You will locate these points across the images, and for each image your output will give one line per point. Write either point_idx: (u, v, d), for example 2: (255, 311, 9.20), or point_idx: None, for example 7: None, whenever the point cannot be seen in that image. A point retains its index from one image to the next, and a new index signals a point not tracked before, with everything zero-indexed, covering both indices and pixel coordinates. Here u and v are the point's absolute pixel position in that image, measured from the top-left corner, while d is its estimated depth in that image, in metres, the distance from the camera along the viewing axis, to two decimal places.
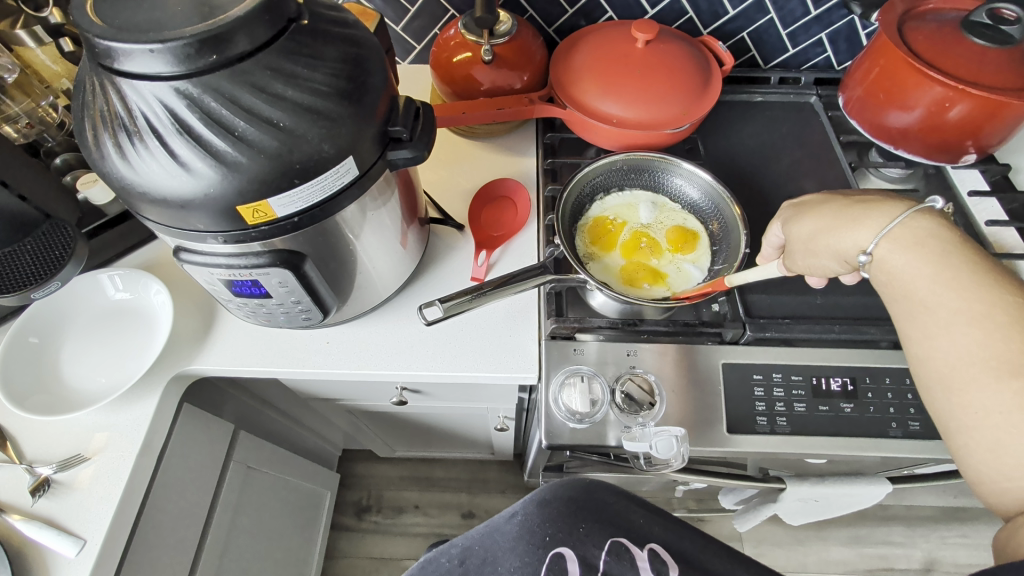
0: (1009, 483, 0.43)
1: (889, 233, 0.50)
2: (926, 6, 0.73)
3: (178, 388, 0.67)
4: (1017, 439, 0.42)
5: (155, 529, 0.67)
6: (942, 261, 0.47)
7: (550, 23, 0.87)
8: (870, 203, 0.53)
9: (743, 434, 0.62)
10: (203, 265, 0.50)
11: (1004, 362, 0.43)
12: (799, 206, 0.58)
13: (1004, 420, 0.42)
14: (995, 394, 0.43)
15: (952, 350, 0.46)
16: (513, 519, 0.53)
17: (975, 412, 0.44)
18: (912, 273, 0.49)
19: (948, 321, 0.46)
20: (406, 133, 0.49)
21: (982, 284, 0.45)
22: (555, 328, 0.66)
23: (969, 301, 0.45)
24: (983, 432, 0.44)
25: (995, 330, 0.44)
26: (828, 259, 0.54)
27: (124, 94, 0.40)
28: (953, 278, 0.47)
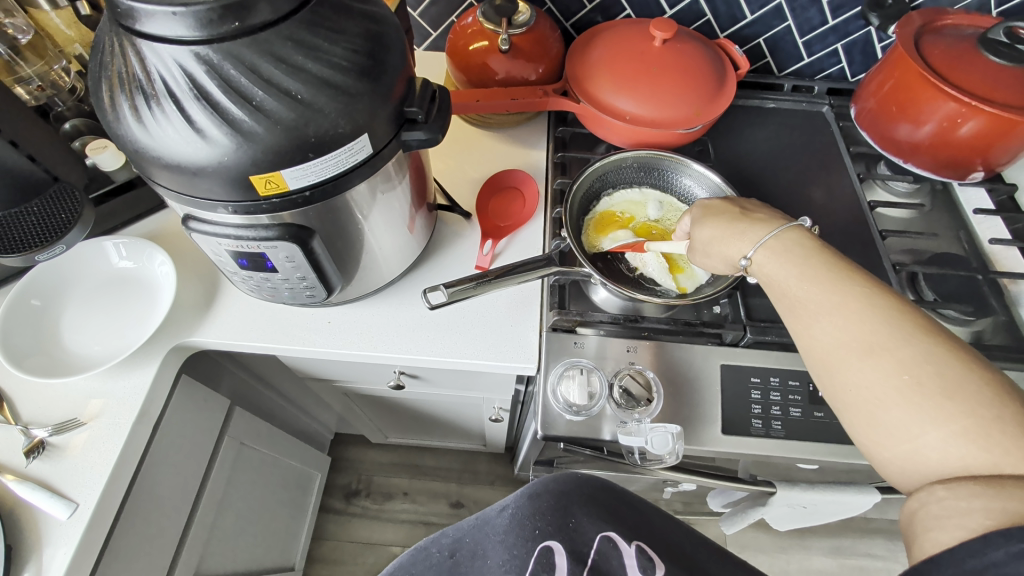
0: (889, 454, 0.42)
1: (767, 243, 0.53)
2: (944, 21, 0.73)
3: (177, 359, 0.67)
4: (887, 412, 0.41)
5: (145, 498, 0.67)
6: (806, 260, 0.50)
7: (568, 17, 0.87)
8: (756, 216, 0.56)
9: (736, 436, 0.62)
10: (211, 235, 0.50)
11: (863, 341, 0.44)
12: (696, 210, 0.61)
13: (874, 396, 0.42)
14: (861, 373, 0.43)
15: (822, 337, 0.46)
16: (505, 512, 0.54)
17: (852, 393, 0.44)
18: (784, 273, 0.51)
19: (816, 310, 0.47)
20: (422, 114, 0.49)
21: (838, 277, 0.47)
22: (558, 320, 0.66)
23: (829, 288, 0.47)
24: (859, 411, 0.43)
25: (855, 312, 0.45)
26: (720, 262, 0.58)
27: (144, 57, 0.40)
28: (815, 274, 0.48)
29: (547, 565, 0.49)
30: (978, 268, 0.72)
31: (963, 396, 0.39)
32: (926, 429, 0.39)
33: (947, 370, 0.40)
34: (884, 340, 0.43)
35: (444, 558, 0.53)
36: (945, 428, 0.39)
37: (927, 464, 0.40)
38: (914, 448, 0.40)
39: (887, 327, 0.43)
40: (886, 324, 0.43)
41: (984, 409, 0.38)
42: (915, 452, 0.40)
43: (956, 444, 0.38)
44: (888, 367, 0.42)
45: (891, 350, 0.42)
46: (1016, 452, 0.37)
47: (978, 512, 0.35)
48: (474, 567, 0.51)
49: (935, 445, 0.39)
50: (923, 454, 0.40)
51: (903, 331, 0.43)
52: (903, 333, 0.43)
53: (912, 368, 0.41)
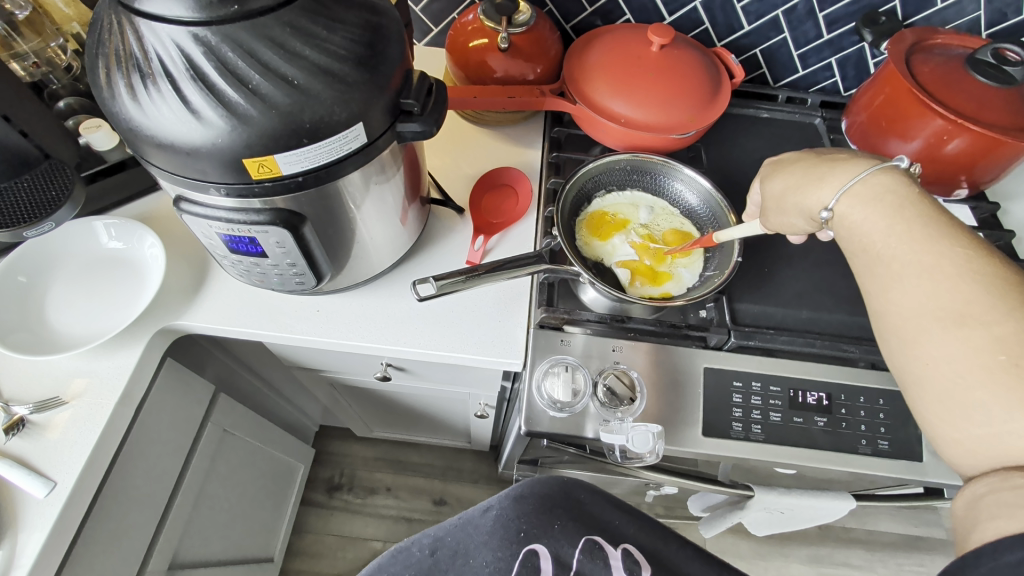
0: (966, 428, 0.45)
1: (852, 190, 0.53)
2: (935, 40, 0.75)
3: (163, 342, 0.67)
4: (964, 386, 0.44)
5: (124, 482, 0.67)
6: (901, 218, 0.50)
7: (568, 19, 0.88)
8: (838, 160, 0.56)
9: (716, 438, 0.63)
10: (202, 217, 0.50)
11: (958, 312, 0.45)
12: (777, 164, 0.61)
13: (954, 368, 0.45)
14: (944, 343, 0.45)
15: (908, 302, 0.48)
16: (489, 513, 0.54)
17: (932, 361, 0.46)
18: (873, 229, 0.51)
19: (906, 272, 0.48)
20: (417, 107, 0.50)
21: (933, 239, 0.48)
22: (545, 317, 0.67)
23: (927, 254, 0.48)
24: (939, 381, 0.46)
25: (948, 279, 0.46)
26: (794, 216, 0.57)
27: (141, 35, 0.40)
28: (908, 231, 0.49)
29: (531, 568, 0.49)
30: None
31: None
32: (1010, 407, 0.42)
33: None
34: (979, 312, 0.45)
35: (424, 557, 0.52)
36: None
37: (1006, 447, 0.43)
38: (995, 425, 0.43)
39: (986, 299, 0.45)
40: (985, 296, 0.45)
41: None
42: (1000, 430, 0.43)
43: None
44: (978, 340, 0.44)
45: (986, 323, 0.44)
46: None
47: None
48: (457, 567, 0.50)
49: (1021, 423, 0.42)
50: (997, 429, 0.43)
51: (1002, 304, 0.44)
52: (1000, 306, 0.44)
53: (1006, 344, 0.43)
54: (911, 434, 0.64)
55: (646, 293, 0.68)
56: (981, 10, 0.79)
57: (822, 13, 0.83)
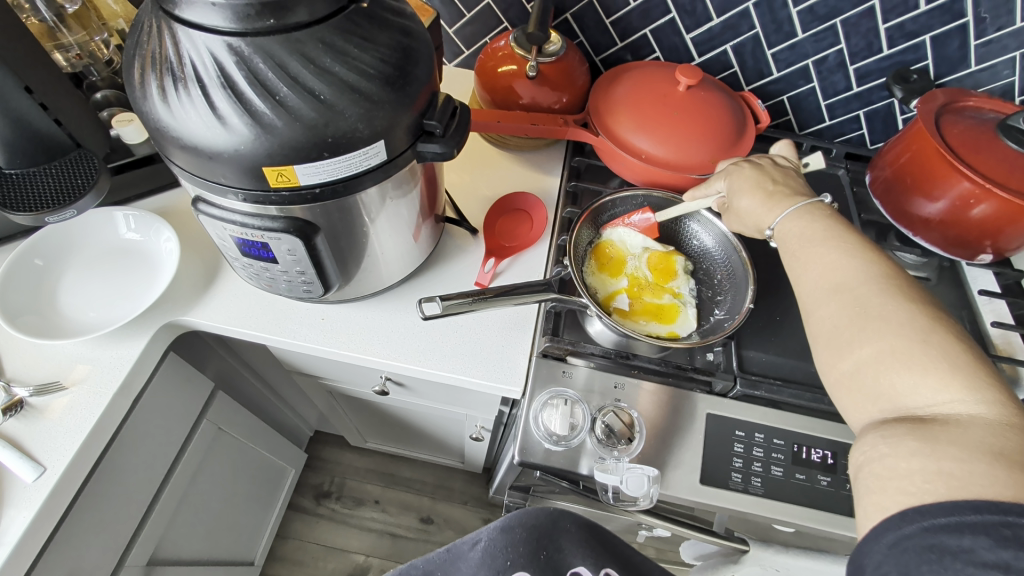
0: (835, 373, 0.46)
1: (789, 214, 0.56)
2: (966, 101, 0.74)
3: (167, 336, 0.67)
4: (836, 334, 0.46)
5: (111, 473, 0.66)
6: (806, 217, 0.54)
7: (599, 52, 0.89)
8: (786, 190, 0.59)
9: (714, 488, 0.61)
10: (217, 218, 0.50)
11: (830, 279, 0.48)
12: (737, 179, 0.62)
13: (829, 321, 0.47)
14: (824, 302, 0.48)
15: (804, 279, 0.51)
16: (477, 546, 0.53)
17: (816, 321, 0.48)
18: (787, 227, 0.55)
19: (801, 253, 0.52)
20: (440, 129, 0.51)
21: (829, 229, 0.52)
22: (549, 347, 0.66)
23: (818, 238, 0.52)
24: (819, 335, 0.48)
25: (831, 255, 0.50)
26: (749, 227, 0.61)
27: (178, 41, 0.41)
28: (808, 223, 0.54)
29: None
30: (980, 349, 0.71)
31: (898, 321, 0.43)
32: (862, 347, 0.44)
33: (892, 301, 0.44)
34: (849, 278, 0.48)
35: None
36: (876, 344, 0.43)
37: (870, 391, 0.43)
38: (852, 364, 0.44)
39: (856, 267, 0.48)
40: (855, 266, 0.48)
41: (913, 333, 0.42)
42: (853, 367, 0.44)
43: (886, 365, 0.42)
44: (846, 298, 0.47)
45: (848, 284, 0.47)
46: (933, 374, 0.40)
47: (918, 475, 0.37)
48: None
49: (870, 357, 0.43)
50: (864, 372, 0.44)
51: (866, 270, 0.47)
52: (866, 272, 0.47)
53: (861, 298, 0.46)
54: None
55: (652, 332, 0.66)
56: (1016, 75, 0.78)
57: (852, 65, 0.82)
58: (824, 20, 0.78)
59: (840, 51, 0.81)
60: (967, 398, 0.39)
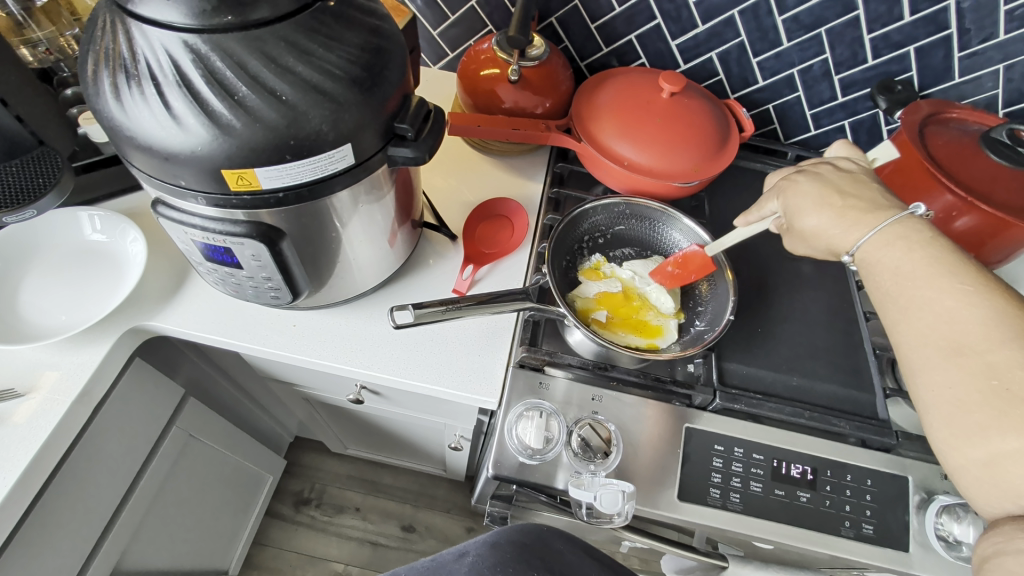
0: (965, 456, 0.42)
1: (870, 241, 0.51)
2: (950, 113, 0.74)
3: (132, 342, 0.65)
4: (966, 415, 0.41)
5: (70, 483, 0.64)
6: (912, 256, 0.47)
7: (583, 56, 0.88)
8: (865, 203, 0.53)
9: (693, 504, 0.60)
10: (178, 222, 0.48)
11: (953, 342, 0.43)
12: (794, 196, 0.58)
13: (952, 396, 0.42)
14: (945, 371, 0.43)
15: (909, 334, 0.46)
16: (464, 559, 0.52)
17: (933, 391, 0.44)
18: (886, 266, 0.49)
19: (907, 303, 0.46)
20: (411, 132, 0.49)
21: (941, 271, 0.45)
22: (526, 357, 0.64)
23: (927, 285, 0.46)
24: (938, 408, 0.43)
25: (948, 309, 0.44)
26: (822, 249, 0.57)
27: (132, 37, 0.39)
28: (913, 263, 0.47)
29: None
30: None
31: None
32: (1005, 437, 0.39)
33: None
34: (977, 342, 0.42)
35: None
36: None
37: (1005, 481, 0.40)
38: (991, 454, 0.40)
39: (983, 327, 0.42)
40: (984, 324, 0.42)
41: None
42: (992, 457, 0.40)
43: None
44: (974, 371, 0.41)
45: (981, 352, 0.42)
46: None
47: None
48: None
49: (1018, 451, 0.39)
50: (1003, 464, 0.40)
51: (1004, 333, 0.41)
52: (1003, 336, 0.41)
53: (1001, 374, 0.40)
54: (898, 519, 0.60)
55: (631, 343, 0.65)
56: (999, 88, 0.77)
57: (838, 75, 0.82)
58: (809, 29, 0.78)
59: (825, 61, 0.81)
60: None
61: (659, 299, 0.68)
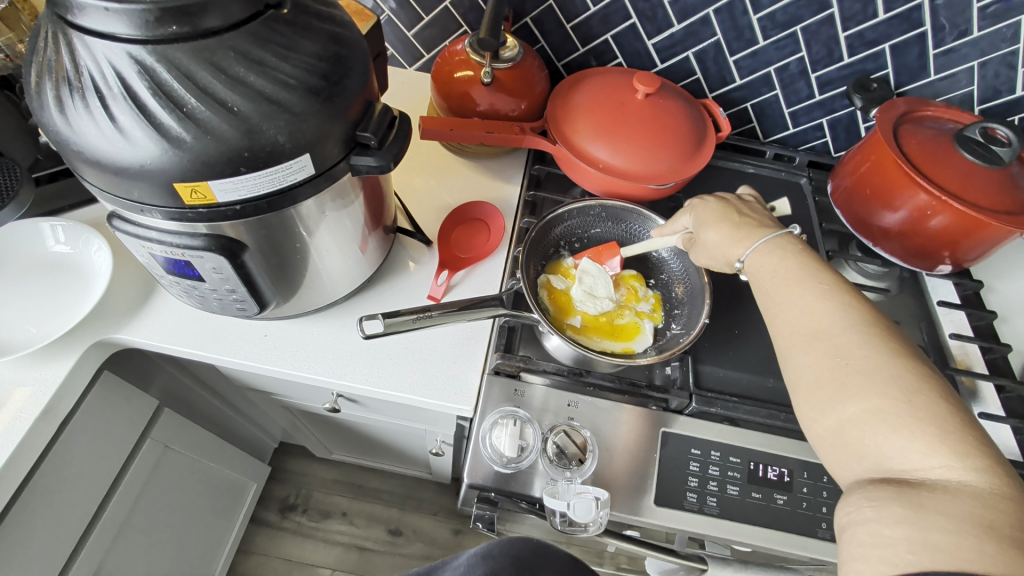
0: (818, 430, 0.44)
1: (758, 247, 0.54)
2: (926, 111, 0.73)
3: (100, 354, 0.63)
4: (819, 389, 0.44)
5: (34, 500, 0.62)
6: (783, 257, 0.52)
7: (560, 57, 0.87)
8: (754, 220, 0.58)
9: (670, 509, 0.59)
10: (135, 236, 0.47)
11: (810, 328, 0.46)
12: (700, 211, 0.61)
13: (808, 374, 0.45)
14: (803, 353, 0.46)
15: (778, 324, 0.49)
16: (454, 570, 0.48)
17: (795, 371, 0.46)
18: (762, 266, 0.53)
19: (777, 297, 0.50)
20: (375, 140, 0.48)
21: (805, 270, 0.50)
22: (501, 364, 0.64)
23: (792, 280, 0.50)
24: (799, 388, 0.46)
25: (809, 300, 0.48)
26: (718, 262, 0.59)
27: (75, 50, 0.38)
28: (784, 263, 0.51)
29: None
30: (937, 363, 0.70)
31: (883, 378, 0.41)
32: (844, 405, 0.42)
33: (877, 357, 0.42)
34: (828, 327, 0.45)
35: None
36: (860, 403, 0.41)
37: (851, 448, 0.41)
38: (837, 424, 0.42)
39: (835, 314, 0.46)
40: (835, 312, 0.46)
41: (897, 392, 0.40)
42: (837, 425, 0.42)
43: (869, 425, 0.41)
44: (824, 351, 0.45)
45: (830, 336, 0.45)
46: (921, 437, 0.39)
47: (902, 545, 0.36)
48: None
49: (856, 417, 0.41)
50: (847, 431, 0.42)
51: (848, 320, 0.45)
52: (848, 322, 0.45)
53: (843, 352, 0.44)
54: None
55: (608, 348, 0.64)
56: (974, 85, 0.77)
57: (814, 73, 0.82)
58: (784, 28, 0.77)
59: (801, 59, 0.80)
60: (955, 463, 0.38)
61: (596, 304, 0.67)
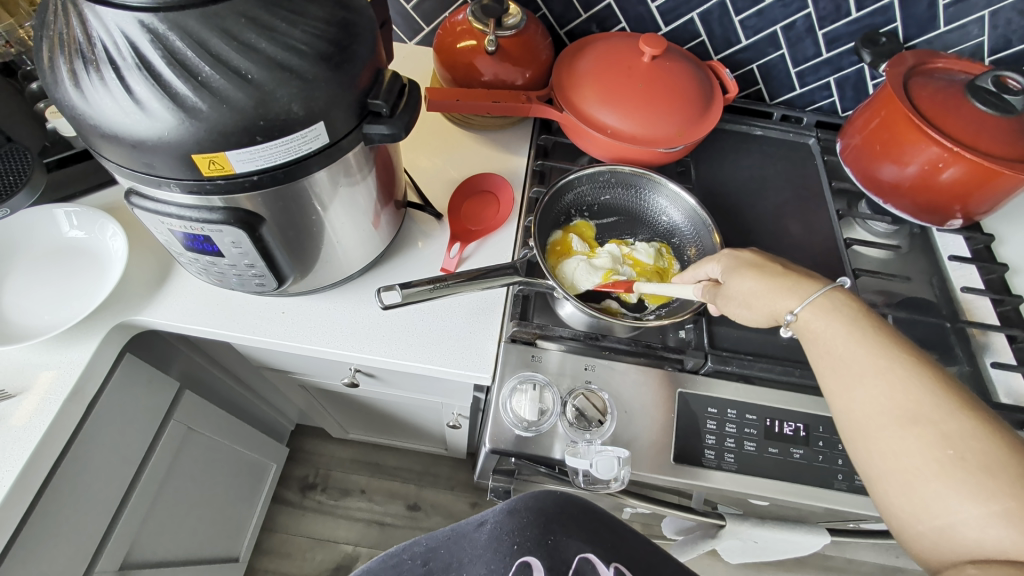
0: (921, 527, 0.41)
1: (815, 301, 0.51)
2: (935, 64, 0.73)
3: (121, 338, 0.64)
4: (924, 484, 0.41)
5: (69, 482, 0.64)
6: (855, 327, 0.49)
7: (563, 24, 0.86)
8: (803, 272, 0.55)
9: (688, 466, 0.60)
10: (154, 212, 0.48)
11: (908, 411, 0.43)
12: (732, 259, 0.58)
13: (910, 466, 0.42)
14: (900, 440, 0.43)
15: (862, 403, 0.45)
16: (484, 527, 0.48)
17: (888, 459, 0.43)
18: (832, 334, 0.49)
19: (857, 372, 0.46)
20: (386, 108, 0.47)
21: (886, 344, 0.47)
22: (518, 332, 0.64)
23: (876, 354, 0.46)
24: (896, 477, 0.42)
25: (900, 380, 0.44)
26: (760, 316, 0.55)
27: (87, 20, 0.38)
28: (861, 334, 0.48)
29: None
30: (949, 316, 0.71)
31: (1005, 475, 0.39)
32: (963, 504, 0.39)
33: (993, 451, 0.40)
34: (929, 413, 0.42)
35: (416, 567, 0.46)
36: (985, 505, 0.38)
37: (964, 543, 0.39)
38: (950, 523, 0.39)
39: (933, 398, 0.43)
40: (931, 395, 0.43)
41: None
42: (951, 525, 0.39)
43: (992, 524, 0.38)
44: (930, 440, 0.41)
45: (934, 422, 0.42)
46: None
47: None
48: None
49: (975, 519, 0.38)
50: (959, 531, 0.39)
51: (949, 405, 0.42)
52: (950, 408, 0.42)
53: (956, 442, 0.41)
54: None
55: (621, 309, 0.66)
56: (985, 35, 0.77)
57: (821, 31, 0.80)
58: None
59: (808, 16, 0.79)
60: None
61: (586, 274, 0.66)
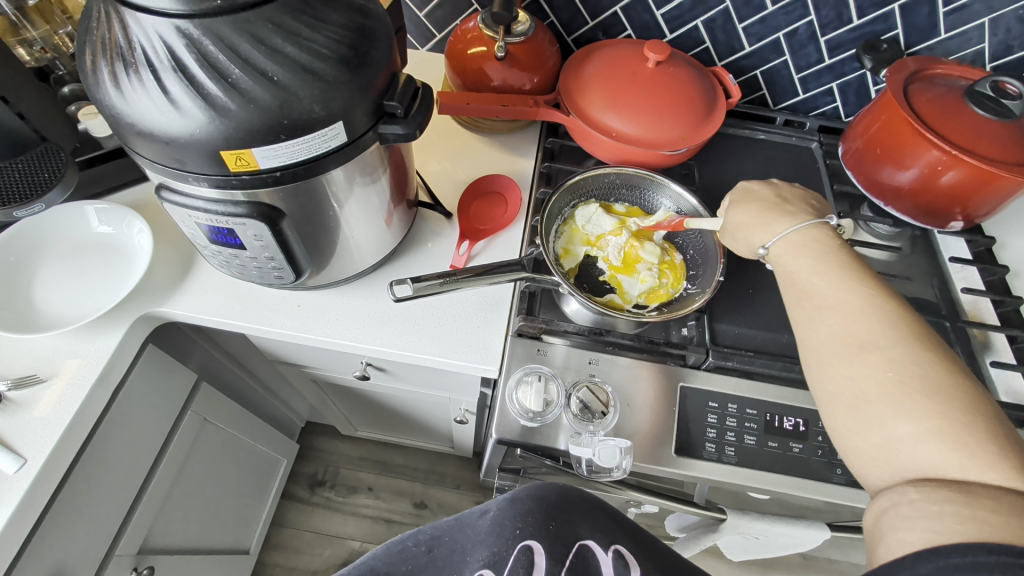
0: (863, 443, 0.44)
1: (789, 236, 0.54)
2: (935, 69, 0.75)
3: (144, 328, 0.67)
4: (867, 404, 0.44)
5: (93, 465, 0.67)
6: (821, 263, 0.51)
7: (571, 31, 0.89)
8: (788, 208, 0.57)
9: (689, 459, 0.62)
10: (182, 205, 0.50)
11: (858, 339, 0.46)
12: (735, 194, 0.62)
13: (854, 387, 0.45)
14: (849, 365, 0.46)
15: (820, 331, 0.48)
16: (486, 515, 0.49)
17: (837, 382, 0.46)
18: (800, 270, 0.52)
19: (819, 303, 0.49)
20: (401, 109, 0.50)
21: (849, 277, 0.49)
22: (524, 326, 0.67)
23: (838, 287, 0.49)
24: (844, 400, 0.45)
25: (855, 310, 0.47)
26: (741, 245, 0.60)
27: (127, 26, 0.41)
28: (826, 268, 0.51)
29: (525, 564, 0.44)
30: (949, 315, 0.72)
31: (941, 396, 0.41)
32: (899, 423, 0.42)
33: (932, 373, 0.42)
34: (879, 340, 0.45)
35: (420, 553, 0.48)
36: (918, 423, 0.41)
37: (900, 461, 0.42)
38: (888, 439, 0.42)
39: (883, 326, 0.45)
40: (883, 324, 0.46)
41: (958, 411, 0.40)
42: (888, 442, 0.42)
43: (923, 441, 0.41)
44: (875, 364, 0.44)
45: (882, 349, 0.44)
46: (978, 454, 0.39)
47: (947, 517, 0.36)
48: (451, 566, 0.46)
49: (907, 435, 0.41)
50: (895, 447, 0.42)
51: (899, 333, 0.45)
52: (900, 336, 0.45)
53: (898, 367, 0.43)
54: None
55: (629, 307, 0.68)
56: (985, 42, 0.78)
57: (824, 37, 0.82)
58: None
59: (810, 24, 0.81)
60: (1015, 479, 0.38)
61: (596, 225, 0.72)
